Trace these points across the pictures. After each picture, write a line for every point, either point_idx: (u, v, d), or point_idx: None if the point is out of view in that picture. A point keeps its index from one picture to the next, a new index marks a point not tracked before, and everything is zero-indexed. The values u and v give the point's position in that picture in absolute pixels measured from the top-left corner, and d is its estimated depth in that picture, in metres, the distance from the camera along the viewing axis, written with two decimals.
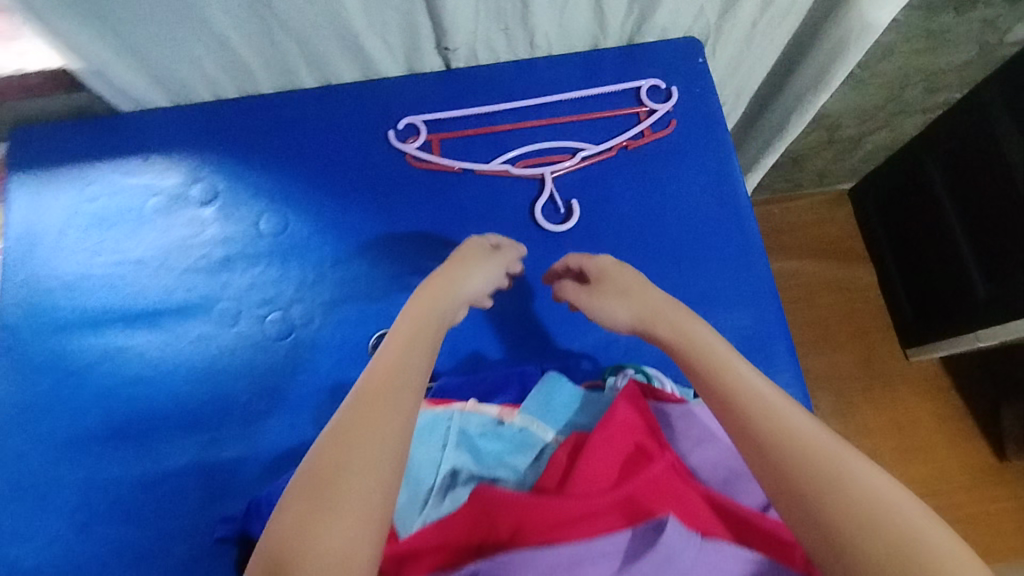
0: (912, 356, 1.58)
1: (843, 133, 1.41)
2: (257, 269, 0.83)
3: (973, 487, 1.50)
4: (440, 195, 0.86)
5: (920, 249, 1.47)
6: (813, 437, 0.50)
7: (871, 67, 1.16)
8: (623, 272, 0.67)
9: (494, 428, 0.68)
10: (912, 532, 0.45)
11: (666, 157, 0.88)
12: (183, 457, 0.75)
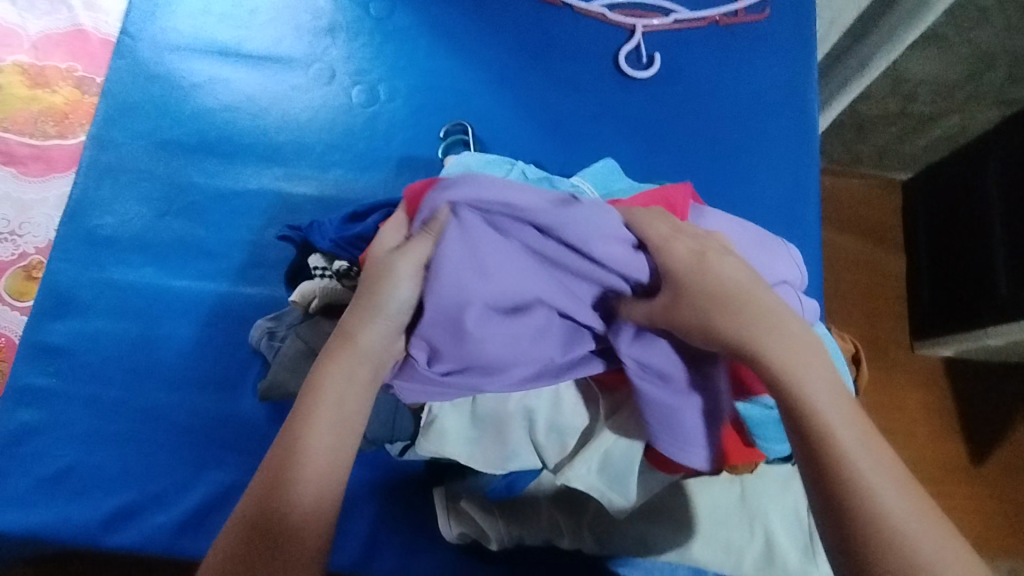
0: (918, 348, 1.44)
1: (917, 109, 1.32)
2: (356, 43, 0.90)
3: (942, 482, 1.35)
4: (537, 19, 0.92)
5: (955, 245, 1.34)
6: (841, 435, 0.44)
7: (964, 32, 1.09)
8: (711, 283, 0.49)
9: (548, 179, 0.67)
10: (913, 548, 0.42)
11: (752, 39, 0.93)
12: (259, 181, 0.84)
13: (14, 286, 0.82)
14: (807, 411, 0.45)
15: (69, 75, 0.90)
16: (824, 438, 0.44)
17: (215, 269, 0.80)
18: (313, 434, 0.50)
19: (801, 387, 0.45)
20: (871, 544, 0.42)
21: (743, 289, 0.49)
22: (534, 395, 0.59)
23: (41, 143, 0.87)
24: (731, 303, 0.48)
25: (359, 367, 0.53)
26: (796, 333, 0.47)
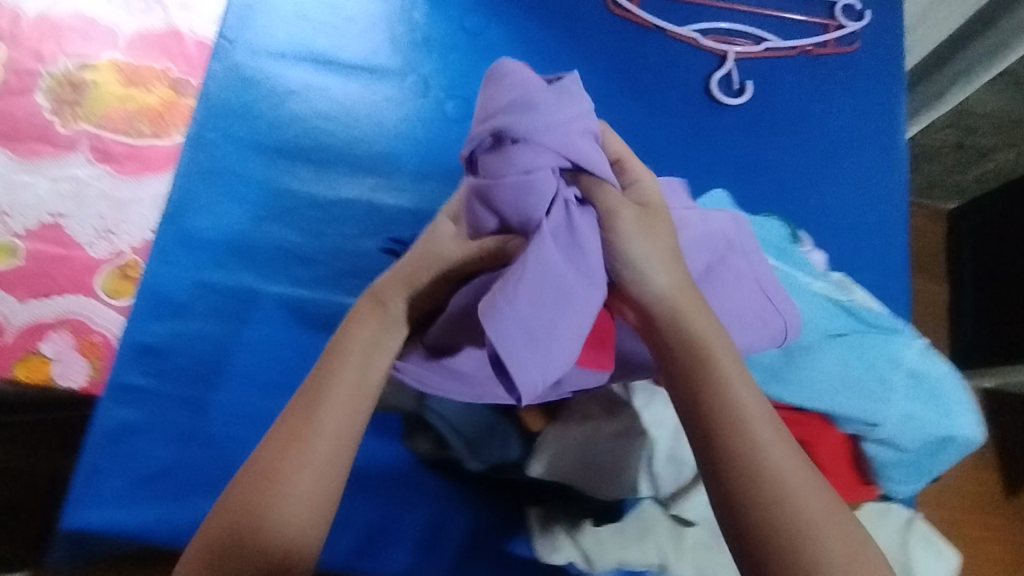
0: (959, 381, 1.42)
1: (974, 142, 1.28)
2: (450, 57, 0.91)
3: (987, 520, 1.29)
4: (630, 41, 0.93)
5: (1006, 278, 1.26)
6: (772, 463, 0.47)
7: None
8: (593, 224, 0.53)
9: None
10: (812, 528, 0.45)
11: (842, 70, 0.93)
12: (353, 191, 0.85)
13: (110, 285, 0.83)
14: (740, 420, 0.48)
15: (164, 75, 0.90)
16: (715, 423, 0.48)
17: (311, 276, 0.81)
18: (286, 461, 0.51)
19: (712, 386, 0.49)
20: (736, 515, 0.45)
21: (677, 287, 0.52)
22: (657, 426, 0.61)
23: (135, 142, 0.87)
24: (690, 312, 0.51)
25: (349, 400, 0.54)
26: (713, 328, 0.51)
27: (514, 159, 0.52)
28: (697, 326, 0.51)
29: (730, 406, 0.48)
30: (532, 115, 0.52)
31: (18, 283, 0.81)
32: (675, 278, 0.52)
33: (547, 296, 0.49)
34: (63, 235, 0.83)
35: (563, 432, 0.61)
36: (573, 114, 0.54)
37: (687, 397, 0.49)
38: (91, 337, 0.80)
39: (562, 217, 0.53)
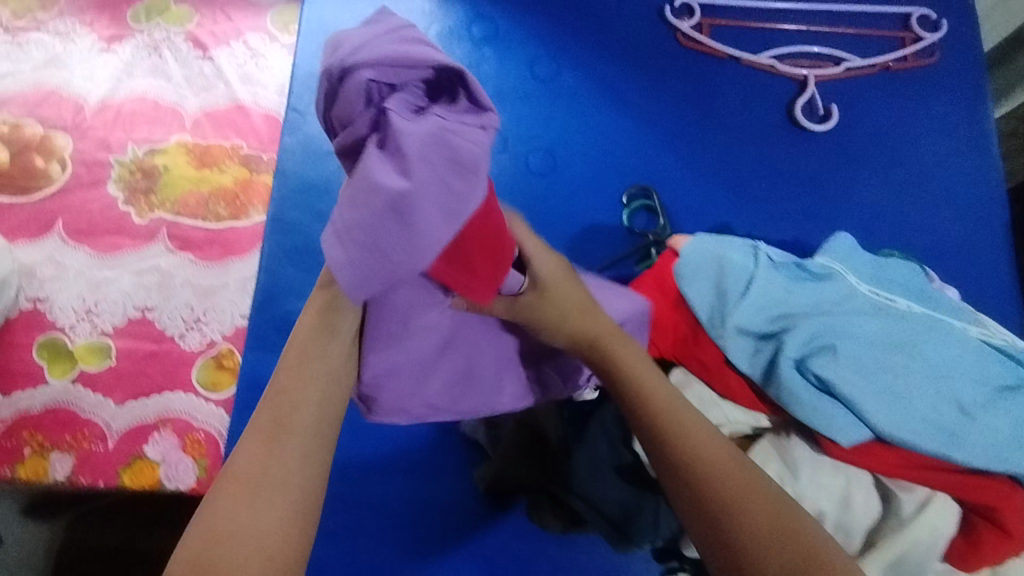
0: None
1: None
2: (524, 109, 0.88)
3: None
4: (703, 75, 0.91)
5: None
6: (700, 437, 0.51)
7: None
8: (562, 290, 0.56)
9: (798, 263, 0.64)
10: (748, 509, 0.48)
11: (926, 85, 0.91)
12: None
13: (205, 377, 0.80)
14: (678, 435, 0.51)
15: (234, 153, 0.88)
16: (674, 443, 0.50)
17: None
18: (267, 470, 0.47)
19: (659, 414, 0.52)
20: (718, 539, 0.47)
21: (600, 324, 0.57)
22: (826, 497, 0.56)
23: (214, 226, 0.85)
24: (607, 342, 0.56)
25: (322, 404, 0.50)
26: (653, 372, 0.55)
27: (349, 99, 0.41)
28: (614, 354, 0.55)
29: (676, 430, 0.51)
30: (343, 47, 0.42)
31: (115, 386, 0.79)
32: (596, 321, 0.57)
33: (375, 208, 0.39)
34: (153, 329, 0.81)
35: None
36: (376, 33, 0.42)
37: (648, 433, 0.52)
38: (195, 434, 0.78)
39: (433, 125, 0.40)
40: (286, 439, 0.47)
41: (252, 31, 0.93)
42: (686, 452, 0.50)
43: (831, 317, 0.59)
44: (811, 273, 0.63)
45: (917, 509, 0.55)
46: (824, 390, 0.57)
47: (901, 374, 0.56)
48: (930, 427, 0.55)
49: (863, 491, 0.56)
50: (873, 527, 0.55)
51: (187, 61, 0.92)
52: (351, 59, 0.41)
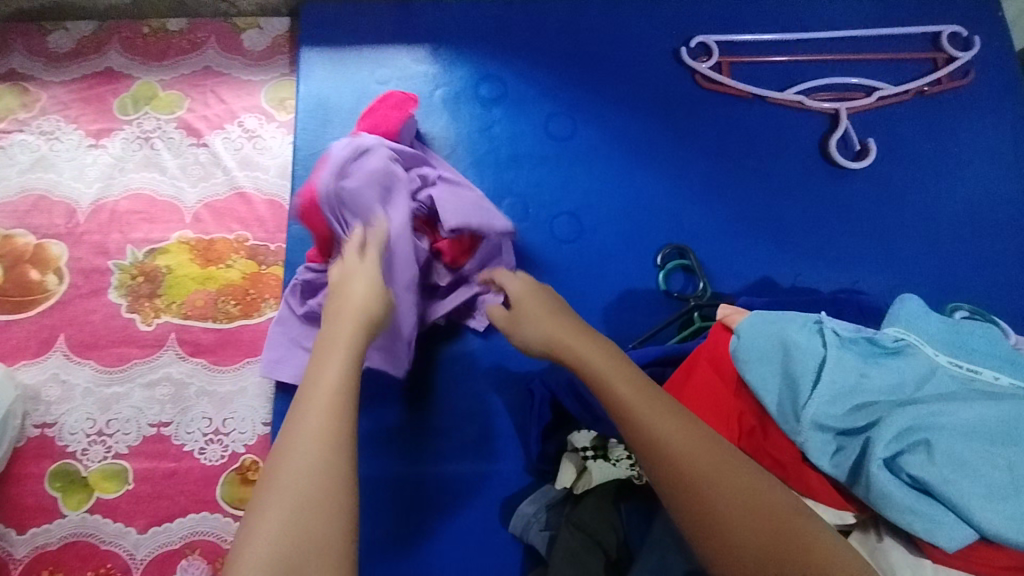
0: None
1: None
2: (543, 170, 0.84)
3: None
4: (728, 117, 0.86)
5: None
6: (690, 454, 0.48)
7: None
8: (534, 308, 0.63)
9: (866, 337, 0.59)
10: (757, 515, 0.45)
11: (963, 107, 0.86)
12: (475, 342, 0.77)
13: (230, 493, 0.74)
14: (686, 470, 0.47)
15: (240, 245, 0.83)
16: (680, 475, 0.47)
17: (452, 447, 0.74)
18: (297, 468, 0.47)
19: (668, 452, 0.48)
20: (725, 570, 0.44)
21: (613, 368, 0.54)
22: None
23: (225, 325, 0.80)
24: (613, 386, 0.53)
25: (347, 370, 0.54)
26: (661, 406, 0.51)
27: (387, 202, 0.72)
28: (618, 396, 0.52)
29: (677, 464, 0.47)
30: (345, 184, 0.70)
31: (135, 512, 0.73)
32: (603, 366, 0.54)
33: (473, 208, 0.74)
34: (171, 446, 0.76)
35: None
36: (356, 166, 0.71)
37: (644, 460, 0.49)
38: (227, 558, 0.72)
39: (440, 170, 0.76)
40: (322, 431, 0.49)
41: (247, 112, 0.89)
42: (687, 473, 0.47)
43: (920, 406, 0.53)
44: (890, 355, 0.58)
45: None
46: (921, 489, 0.51)
47: (1010, 468, 0.50)
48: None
49: None
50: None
51: (181, 150, 0.87)
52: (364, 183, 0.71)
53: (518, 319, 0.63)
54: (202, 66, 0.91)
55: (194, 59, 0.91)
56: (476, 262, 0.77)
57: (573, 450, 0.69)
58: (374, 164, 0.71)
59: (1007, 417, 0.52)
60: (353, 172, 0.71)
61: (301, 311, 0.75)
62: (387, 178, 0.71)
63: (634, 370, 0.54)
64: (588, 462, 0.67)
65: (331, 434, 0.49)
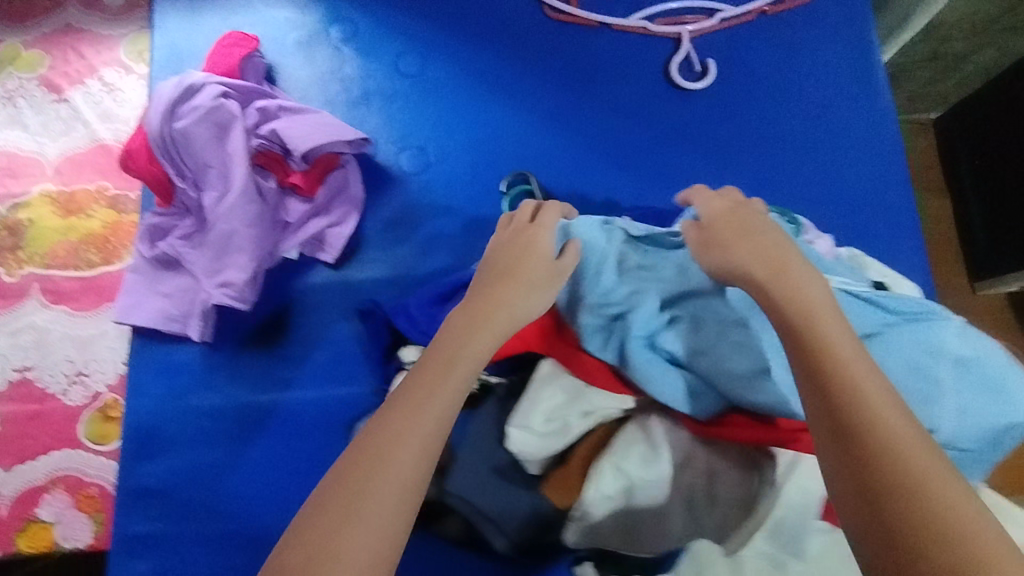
0: (978, 290, 1.40)
1: (949, 50, 1.28)
2: (392, 106, 0.84)
3: None
4: (577, 46, 0.86)
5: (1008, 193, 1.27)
6: (864, 390, 0.44)
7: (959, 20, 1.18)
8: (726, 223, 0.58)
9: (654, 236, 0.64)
10: (903, 459, 0.41)
11: (807, 24, 0.87)
12: (321, 274, 0.79)
13: (93, 430, 0.78)
14: (872, 423, 0.43)
15: (100, 195, 0.85)
16: (861, 426, 0.43)
17: (301, 375, 0.76)
18: (364, 494, 0.44)
19: (849, 395, 0.44)
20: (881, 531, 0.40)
21: (824, 311, 0.49)
22: (693, 472, 0.57)
23: (87, 273, 0.83)
24: (829, 325, 0.48)
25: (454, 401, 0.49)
26: (868, 357, 0.47)
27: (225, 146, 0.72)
28: (823, 334, 0.48)
29: (866, 405, 0.43)
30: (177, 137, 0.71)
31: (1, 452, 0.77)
32: (812, 302, 0.50)
33: (318, 130, 0.75)
34: (35, 389, 0.79)
35: (596, 502, 0.56)
36: (183, 115, 0.72)
37: (815, 398, 0.45)
38: (88, 491, 0.75)
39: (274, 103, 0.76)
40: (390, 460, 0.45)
41: (106, 67, 0.91)
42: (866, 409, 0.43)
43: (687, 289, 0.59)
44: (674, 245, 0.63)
45: (789, 470, 0.55)
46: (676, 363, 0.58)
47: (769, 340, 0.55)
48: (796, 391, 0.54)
49: (732, 462, 0.57)
50: (746, 496, 0.57)
51: (43, 107, 0.89)
52: (194, 130, 0.71)
53: (711, 241, 0.58)
54: (62, 24, 0.92)
55: (55, 17, 0.92)
56: (329, 191, 0.79)
57: (403, 367, 0.71)
58: (207, 102, 0.72)
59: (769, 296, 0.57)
60: (184, 113, 0.71)
61: (151, 256, 0.76)
62: (220, 115, 0.72)
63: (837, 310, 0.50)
64: None
65: (419, 472, 0.46)
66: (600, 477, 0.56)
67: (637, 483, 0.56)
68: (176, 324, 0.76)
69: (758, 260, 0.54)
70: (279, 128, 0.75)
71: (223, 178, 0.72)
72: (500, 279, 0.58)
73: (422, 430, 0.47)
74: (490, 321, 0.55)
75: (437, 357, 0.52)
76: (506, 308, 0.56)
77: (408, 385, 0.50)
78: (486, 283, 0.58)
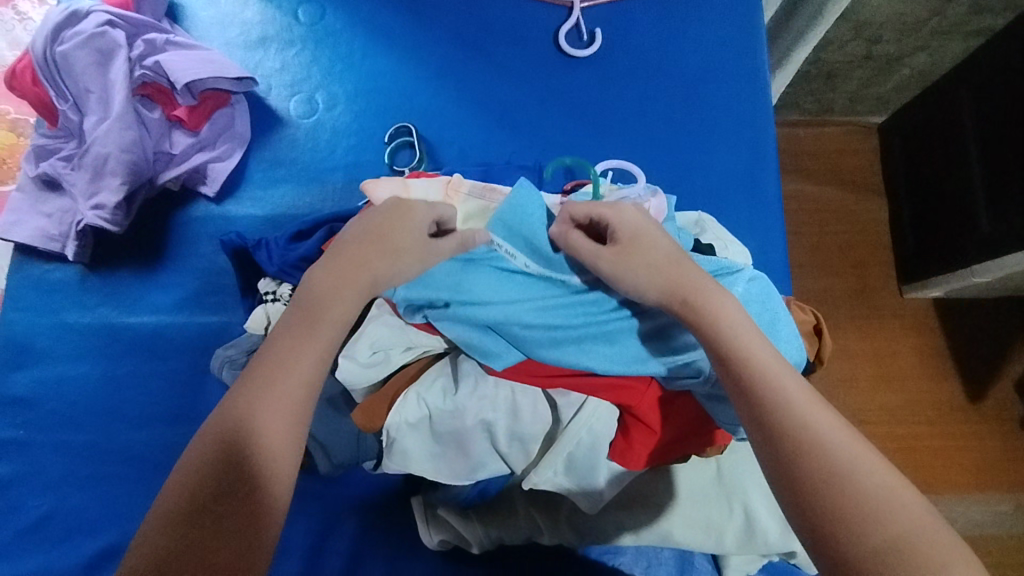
0: (906, 293, 1.26)
1: (883, 50, 1.12)
2: (289, 53, 0.87)
3: (941, 423, 1.20)
4: (472, 6, 0.88)
5: (935, 198, 1.16)
6: (807, 423, 0.46)
7: (867, 30, 1.07)
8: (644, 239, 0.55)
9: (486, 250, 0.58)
10: (857, 487, 0.43)
11: (697, 2, 0.89)
12: (203, 208, 0.82)
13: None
14: (821, 447, 0.44)
15: (2, 118, 0.90)
16: (806, 457, 0.44)
17: (173, 301, 0.79)
18: (226, 464, 0.46)
19: (791, 427, 0.45)
20: (824, 549, 0.42)
21: (759, 344, 0.50)
22: (490, 406, 0.58)
23: None
24: (757, 356, 0.49)
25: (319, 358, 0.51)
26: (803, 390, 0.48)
27: (110, 73, 0.76)
28: (760, 366, 0.48)
29: (808, 442, 0.45)
30: (63, 60, 0.75)
31: None
32: (747, 336, 0.50)
33: (199, 63, 0.77)
34: None
35: (398, 428, 0.58)
36: (70, 39, 0.75)
37: (760, 438, 0.46)
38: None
39: (161, 37, 0.79)
40: (256, 427, 0.47)
41: None
42: (813, 448, 0.45)
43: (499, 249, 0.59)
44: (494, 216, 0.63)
45: (575, 412, 0.58)
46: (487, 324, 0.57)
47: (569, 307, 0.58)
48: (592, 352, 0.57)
49: (530, 399, 0.58)
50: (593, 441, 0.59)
51: None
52: (77, 56, 0.75)
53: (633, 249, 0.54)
54: None
55: None
56: (214, 128, 0.82)
57: (262, 298, 0.72)
58: (90, 29, 0.76)
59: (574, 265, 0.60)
60: (68, 37, 0.75)
61: (34, 175, 0.78)
62: (104, 42, 0.76)
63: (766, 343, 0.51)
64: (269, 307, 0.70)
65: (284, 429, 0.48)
66: (404, 403, 0.58)
67: (435, 412, 0.58)
68: (54, 243, 0.78)
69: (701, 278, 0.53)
70: (162, 60, 0.77)
71: (103, 103, 0.76)
72: (365, 245, 0.54)
73: (298, 375, 0.50)
74: (351, 280, 0.53)
75: (305, 306, 0.53)
76: (366, 271, 0.54)
77: (273, 343, 0.51)
78: (355, 246, 0.55)
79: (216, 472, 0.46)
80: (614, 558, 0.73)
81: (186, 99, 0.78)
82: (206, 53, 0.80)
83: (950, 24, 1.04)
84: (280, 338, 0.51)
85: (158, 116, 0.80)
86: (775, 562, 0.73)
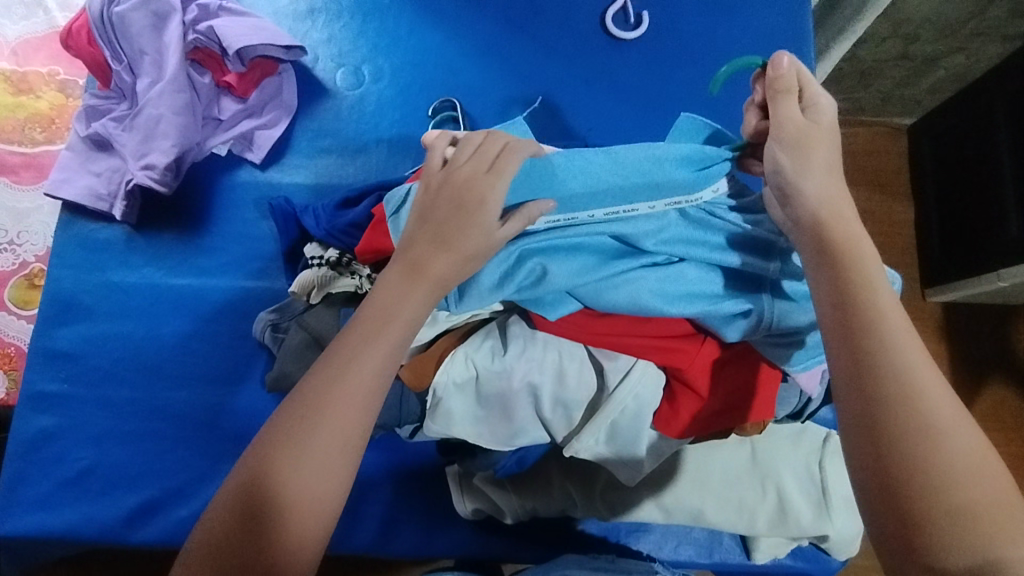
0: (930, 298, 1.25)
1: (920, 50, 1.11)
2: (336, 24, 0.88)
3: None
4: None
5: (966, 200, 1.14)
6: (932, 418, 0.42)
7: (904, 30, 1.06)
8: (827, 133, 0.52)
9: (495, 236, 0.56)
10: (958, 494, 0.41)
11: None
12: (250, 175, 0.83)
13: (17, 295, 0.88)
14: (940, 454, 0.42)
15: (51, 78, 0.93)
16: (910, 452, 0.42)
17: (215, 264, 0.80)
18: (281, 465, 0.46)
19: (901, 393, 0.43)
20: (917, 555, 0.40)
21: (899, 326, 0.46)
22: (536, 369, 0.58)
23: (31, 150, 0.91)
24: (886, 321, 0.46)
25: (373, 375, 0.49)
26: (925, 358, 0.45)
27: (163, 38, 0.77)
28: (884, 328, 0.45)
29: (924, 439, 0.42)
30: (116, 23, 0.76)
31: None
32: (883, 300, 0.47)
33: (249, 29, 0.78)
34: None
35: (444, 388, 0.59)
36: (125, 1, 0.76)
37: (872, 425, 0.43)
38: (5, 350, 0.86)
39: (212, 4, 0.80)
40: (309, 440, 0.46)
41: None
42: (926, 444, 0.42)
43: (523, 222, 0.55)
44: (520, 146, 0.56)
45: (622, 377, 0.58)
46: (522, 282, 0.55)
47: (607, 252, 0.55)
48: (640, 285, 0.54)
49: (576, 364, 0.59)
50: (638, 409, 0.59)
51: None
52: (130, 20, 0.76)
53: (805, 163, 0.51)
54: None
55: None
56: (262, 95, 0.83)
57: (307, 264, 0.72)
58: None
59: (602, 202, 0.55)
60: None
61: (85, 134, 0.79)
62: (159, 5, 0.77)
63: (904, 323, 0.46)
64: (314, 268, 0.70)
65: (340, 447, 0.47)
66: (451, 363, 0.59)
67: (482, 374, 0.58)
68: (102, 203, 0.79)
69: (837, 235, 0.49)
70: (213, 25, 0.78)
71: (156, 66, 0.77)
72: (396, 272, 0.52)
73: (353, 391, 0.48)
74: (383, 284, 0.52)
75: (369, 313, 0.50)
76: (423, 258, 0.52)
77: (339, 348, 0.49)
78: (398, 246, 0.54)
79: (264, 486, 0.46)
80: (642, 537, 0.75)
81: (236, 66, 0.78)
82: (250, 19, 0.80)
83: (989, 26, 1.04)
84: (344, 341, 0.50)
85: (208, 83, 0.81)
86: (802, 546, 0.74)
